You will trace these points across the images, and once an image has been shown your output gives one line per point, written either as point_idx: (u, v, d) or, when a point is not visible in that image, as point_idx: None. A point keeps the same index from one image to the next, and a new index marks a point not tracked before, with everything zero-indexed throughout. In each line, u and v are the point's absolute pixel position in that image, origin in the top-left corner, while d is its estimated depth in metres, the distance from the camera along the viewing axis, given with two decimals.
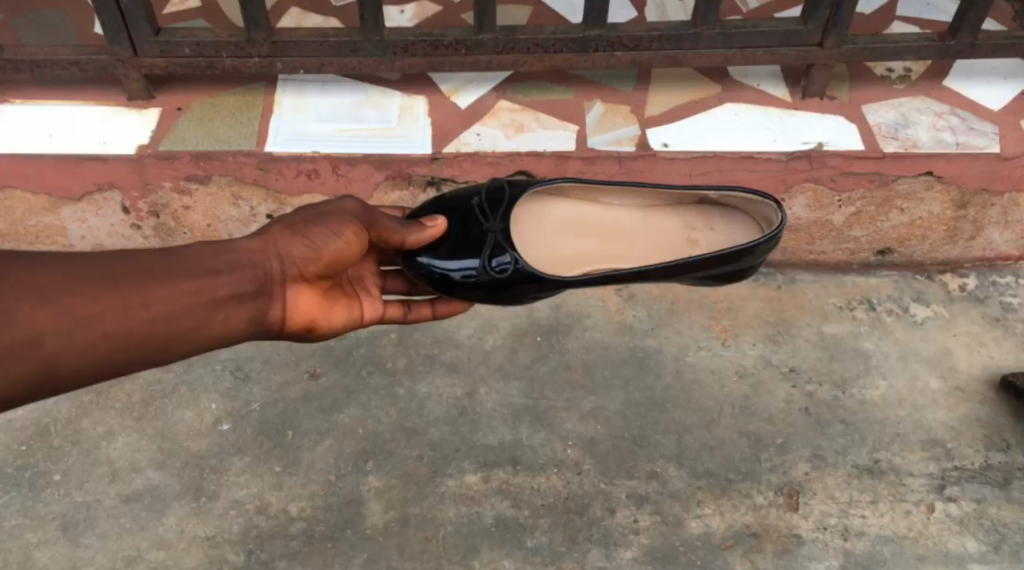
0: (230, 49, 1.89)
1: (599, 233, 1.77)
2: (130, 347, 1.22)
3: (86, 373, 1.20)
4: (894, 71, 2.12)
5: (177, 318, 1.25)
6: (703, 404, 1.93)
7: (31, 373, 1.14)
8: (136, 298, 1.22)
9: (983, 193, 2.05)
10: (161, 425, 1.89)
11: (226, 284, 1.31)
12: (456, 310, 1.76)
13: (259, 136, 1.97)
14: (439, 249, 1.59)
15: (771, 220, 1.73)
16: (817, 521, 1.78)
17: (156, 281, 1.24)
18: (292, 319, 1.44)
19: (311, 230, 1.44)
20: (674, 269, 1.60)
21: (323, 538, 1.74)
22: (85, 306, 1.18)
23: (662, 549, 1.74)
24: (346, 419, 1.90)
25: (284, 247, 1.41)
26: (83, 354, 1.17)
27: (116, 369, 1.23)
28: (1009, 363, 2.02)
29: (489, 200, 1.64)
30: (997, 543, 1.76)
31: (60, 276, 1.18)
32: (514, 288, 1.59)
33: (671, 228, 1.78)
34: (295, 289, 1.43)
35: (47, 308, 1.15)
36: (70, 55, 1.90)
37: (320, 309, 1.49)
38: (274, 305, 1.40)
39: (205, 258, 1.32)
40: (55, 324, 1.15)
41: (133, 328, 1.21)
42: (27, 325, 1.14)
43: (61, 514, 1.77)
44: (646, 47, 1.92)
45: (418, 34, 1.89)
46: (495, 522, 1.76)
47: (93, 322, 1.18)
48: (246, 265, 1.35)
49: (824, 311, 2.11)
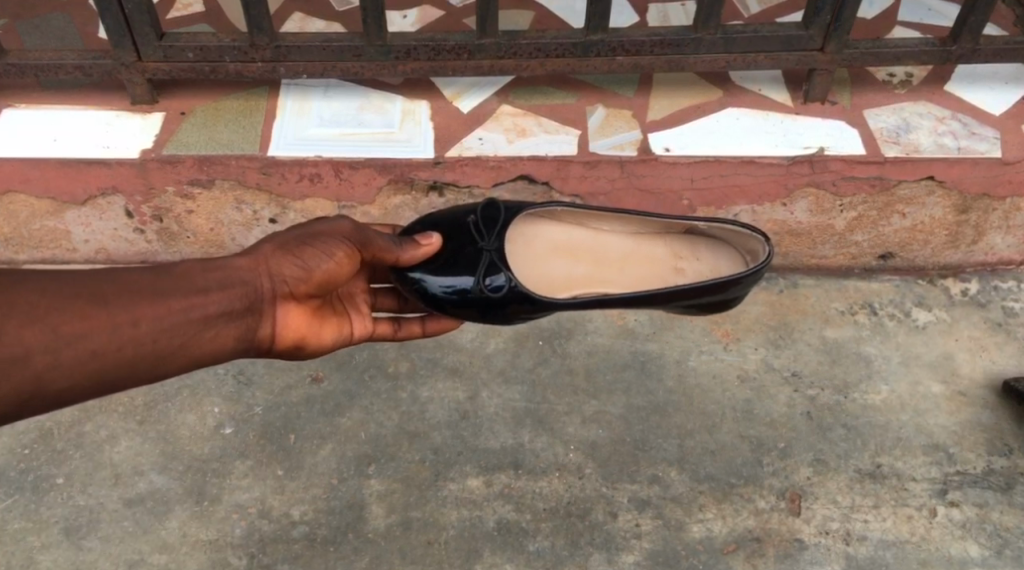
0: (233, 53, 1.90)
1: (591, 257, 1.77)
2: (118, 364, 1.21)
3: (74, 390, 1.18)
4: (895, 76, 2.13)
5: (165, 337, 1.24)
6: (704, 408, 1.93)
7: (19, 390, 1.13)
8: (126, 316, 1.21)
9: (985, 198, 2.05)
10: (164, 428, 1.90)
11: (215, 302, 1.31)
12: (448, 329, 1.75)
13: (261, 140, 1.97)
14: (432, 265, 1.59)
15: (756, 254, 1.73)
16: (820, 525, 1.78)
17: (145, 299, 1.24)
18: (280, 336, 1.46)
19: (304, 250, 1.45)
20: (661, 298, 1.60)
21: (325, 542, 1.74)
22: (75, 323, 1.16)
23: (664, 552, 1.74)
24: (348, 423, 1.90)
25: (276, 266, 1.42)
26: (72, 372, 1.16)
27: (104, 386, 1.22)
28: (1011, 367, 2.02)
29: (485, 218, 1.65)
30: (999, 547, 1.75)
31: (49, 292, 1.17)
32: (505, 307, 1.59)
33: (660, 255, 1.78)
34: (284, 307, 1.44)
35: (35, 325, 1.13)
36: (75, 60, 1.91)
37: (310, 326, 1.51)
38: (264, 322, 1.41)
39: (195, 275, 1.32)
40: (43, 342, 1.13)
41: (123, 346, 1.20)
42: (16, 342, 1.12)
43: (63, 518, 1.77)
44: (648, 51, 1.92)
45: (421, 39, 1.90)
46: (497, 527, 1.76)
47: (83, 339, 1.16)
48: (237, 282, 1.36)
49: (827, 314, 2.11)
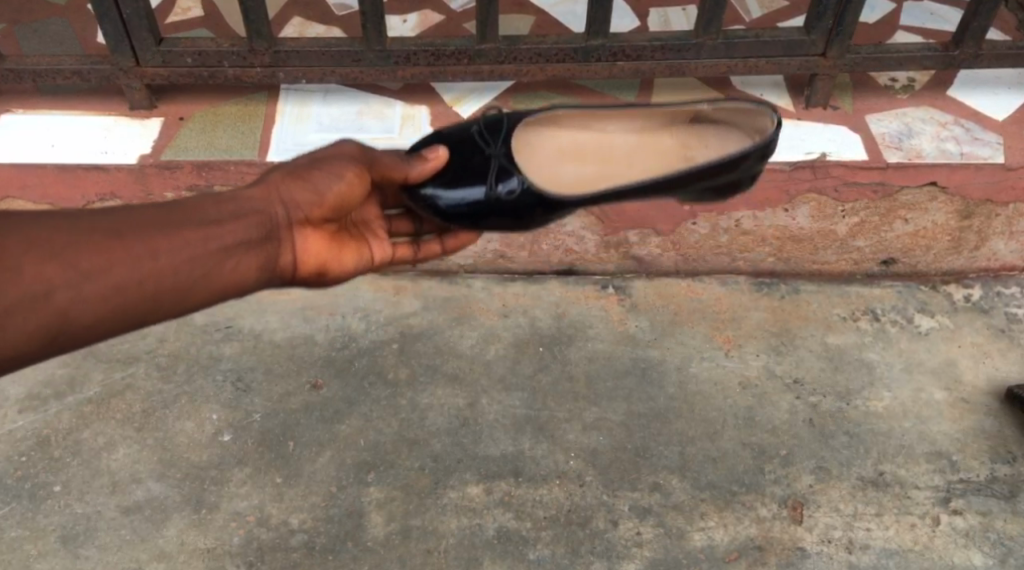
0: (232, 58, 1.89)
1: (599, 157, 1.77)
2: (144, 299, 1.10)
3: (99, 329, 1.08)
4: (897, 81, 2.12)
5: (187, 269, 1.13)
6: (706, 414, 1.92)
7: (43, 330, 1.02)
8: (144, 248, 1.10)
9: (987, 204, 2.04)
10: (162, 436, 1.88)
11: (233, 231, 1.20)
12: (466, 243, 1.68)
13: (260, 146, 1.96)
14: (443, 178, 1.51)
15: (764, 131, 1.67)
16: (822, 534, 1.76)
17: (162, 231, 1.12)
18: (303, 265, 1.35)
19: (313, 175, 1.35)
20: (671, 182, 1.59)
21: (324, 551, 1.73)
22: (93, 258, 1.05)
23: (665, 561, 1.72)
24: (347, 430, 1.89)
25: (288, 191, 1.32)
26: (97, 308, 1.06)
27: (131, 324, 1.11)
28: (1014, 374, 2.00)
29: (487, 126, 1.58)
30: (1003, 556, 1.73)
31: (62, 227, 1.05)
32: (521, 212, 1.56)
33: (670, 146, 1.76)
34: (303, 234, 1.33)
35: (54, 261, 1.03)
36: (72, 66, 1.90)
37: (330, 252, 1.40)
38: (284, 251, 1.30)
39: (208, 206, 1.21)
40: (63, 277, 1.02)
41: (146, 278, 1.09)
42: (34, 279, 1.01)
43: (61, 526, 1.75)
44: (648, 57, 1.91)
45: (420, 45, 1.89)
46: (496, 535, 1.75)
47: (102, 274, 1.05)
48: (251, 211, 1.25)
49: (828, 321, 2.10)
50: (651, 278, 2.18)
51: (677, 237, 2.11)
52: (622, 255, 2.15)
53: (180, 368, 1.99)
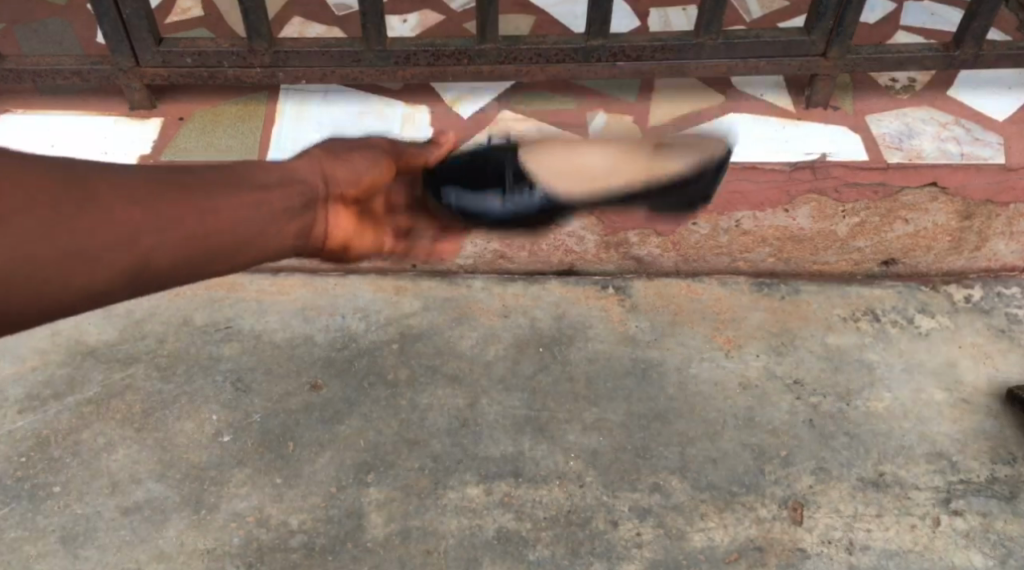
0: (232, 58, 1.89)
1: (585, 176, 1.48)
2: (218, 251, 1.00)
3: (159, 277, 0.97)
4: (897, 81, 2.12)
5: (246, 226, 1.02)
6: (706, 415, 1.92)
7: (124, 269, 0.93)
8: (203, 201, 0.99)
9: (988, 204, 2.04)
10: (161, 436, 1.88)
11: (278, 200, 1.07)
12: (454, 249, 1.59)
13: (261, 146, 1.96)
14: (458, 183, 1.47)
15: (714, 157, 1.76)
16: (822, 535, 1.76)
17: (225, 188, 1.02)
18: (327, 244, 1.18)
19: (379, 147, 1.30)
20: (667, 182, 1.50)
21: (324, 551, 1.72)
22: (174, 208, 0.96)
23: (665, 562, 1.72)
24: (347, 430, 1.89)
25: (356, 163, 1.21)
26: (180, 252, 0.96)
27: (192, 277, 1.00)
28: (1015, 374, 2.00)
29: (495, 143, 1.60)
30: (1003, 557, 1.73)
31: (136, 175, 0.96)
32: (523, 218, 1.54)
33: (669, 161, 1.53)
34: (334, 211, 1.16)
35: (134, 205, 0.94)
36: (71, 66, 1.90)
37: (355, 231, 1.21)
38: (310, 225, 1.14)
39: (253, 170, 1.07)
40: (150, 220, 0.94)
41: (213, 230, 0.99)
42: (120, 219, 0.92)
43: (61, 527, 1.75)
44: (648, 57, 1.91)
45: (421, 44, 1.88)
46: (496, 536, 1.75)
47: (179, 221, 0.96)
48: (293, 182, 1.11)
49: (828, 321, 2.10)
50: (651, 278, 2.18)
51: (677, 237, 2.11)
52: (622, 256, 2.15)
53: (180, 368, 1.99)
